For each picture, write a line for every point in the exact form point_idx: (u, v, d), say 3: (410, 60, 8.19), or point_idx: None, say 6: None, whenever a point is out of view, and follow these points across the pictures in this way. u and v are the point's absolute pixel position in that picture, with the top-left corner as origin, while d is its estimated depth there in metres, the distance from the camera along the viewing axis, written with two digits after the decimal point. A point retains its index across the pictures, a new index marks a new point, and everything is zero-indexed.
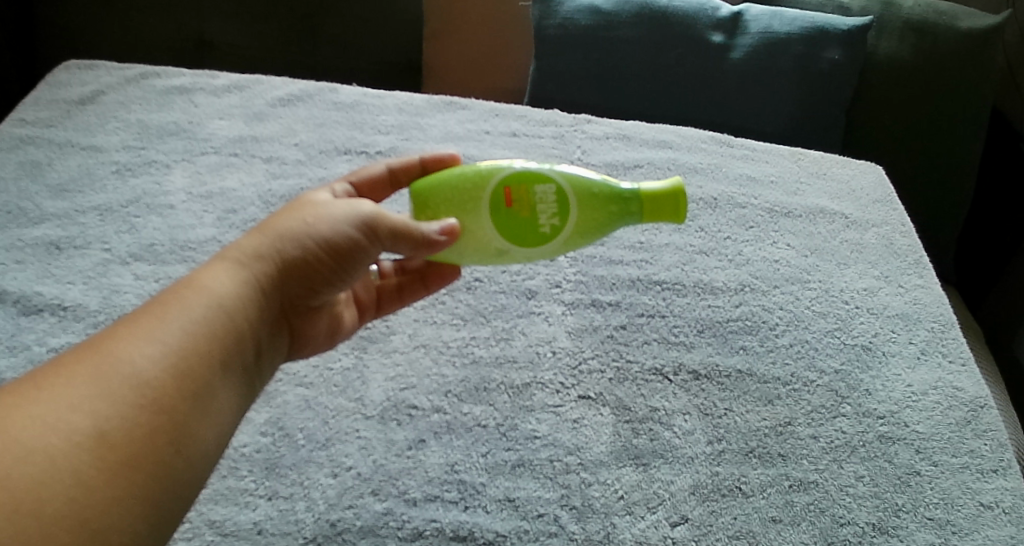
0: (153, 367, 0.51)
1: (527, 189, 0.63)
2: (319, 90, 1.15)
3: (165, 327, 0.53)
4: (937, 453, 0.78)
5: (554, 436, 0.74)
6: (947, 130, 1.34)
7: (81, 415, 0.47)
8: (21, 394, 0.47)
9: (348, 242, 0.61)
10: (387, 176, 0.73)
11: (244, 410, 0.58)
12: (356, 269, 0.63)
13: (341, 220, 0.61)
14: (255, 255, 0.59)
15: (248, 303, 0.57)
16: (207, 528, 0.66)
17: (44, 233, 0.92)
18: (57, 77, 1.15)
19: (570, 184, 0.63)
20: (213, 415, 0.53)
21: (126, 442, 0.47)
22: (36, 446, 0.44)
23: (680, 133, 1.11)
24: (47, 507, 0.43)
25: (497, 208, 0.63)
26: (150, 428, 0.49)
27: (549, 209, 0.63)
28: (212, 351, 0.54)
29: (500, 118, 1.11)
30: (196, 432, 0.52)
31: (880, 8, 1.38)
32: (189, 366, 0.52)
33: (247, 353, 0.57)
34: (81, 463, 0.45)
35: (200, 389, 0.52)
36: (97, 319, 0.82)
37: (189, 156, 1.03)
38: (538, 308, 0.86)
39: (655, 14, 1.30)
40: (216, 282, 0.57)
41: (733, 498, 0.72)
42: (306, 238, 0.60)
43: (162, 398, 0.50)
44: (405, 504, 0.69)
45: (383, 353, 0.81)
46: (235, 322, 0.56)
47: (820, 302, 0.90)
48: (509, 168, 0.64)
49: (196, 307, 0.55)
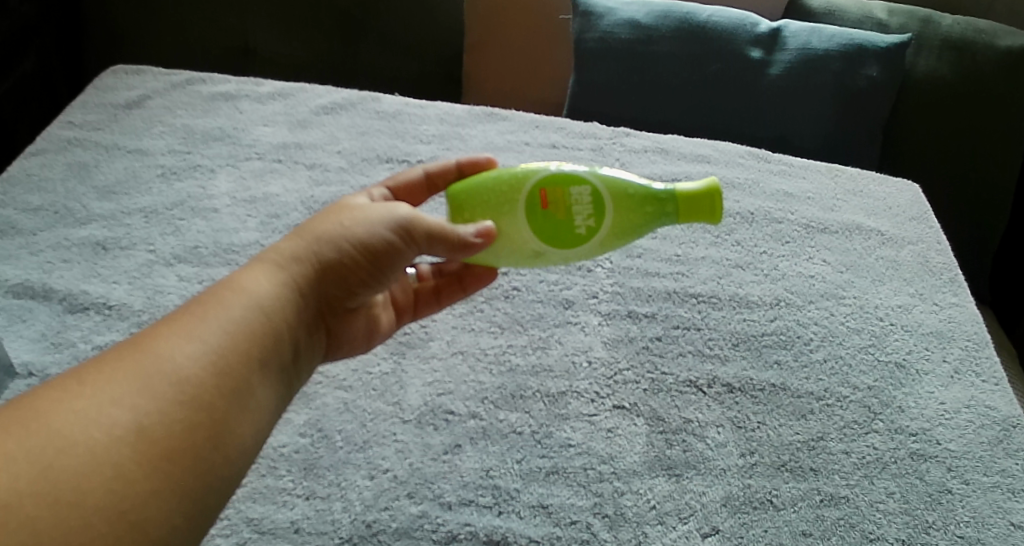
0: (193, 364, 0.52)
1: (563, 190, 0.64)
2: (362, 99, 1.18)
3: (204, 326, 0.55)
4: (968, 472, 0.78)
5: (588, 445, 0.75)
6: (985, 145, 1.33)
7: (122, 410, 0.48)
8: (65, 389, 0.48)
9: (384, 244, 0.63)
10: (424, 180, 0.74)
11: (282, 409, 0.60)
12: (393, 272, 0.65)
13: (378, 224, 0.63)
14: (294, 257, 0.61)
15: (286, 305, 0.59)
16: (245, 525, 0.68)
17: (90, 234, 0.95)
18: (104, 81, 1.18)
19: (606, 185, 0.64)
20: (252, 412, 0.55)
21: (165, 436, 0.49)
22: (77, 440, 0.46)
23: (717, 147, 1.12)
24: (86, 499, 0.44)
25: (533, 209, 0.64)
26: (189, 424, 0.50)
27: (585, 210, 0.64)
28: (250, 349, 0.55)
29: (540, 130, 1.13)
30: (234, 428, 0.53)
31: (919, 25, 1.38)
32: (228, 365, 0.54)
33: (285, 353, 0.59)
34: (122, 456, 0.47)
35: (238, 387, 0.54)
36: (141, 318, 0.85)
37: (234, 161, 1.06)
38: (575, 318, 0.87)
39: (694, 28, 1.31)
40: (255, 283, 0.58)
41: (764, 511, 0.72)
42: (342, 241, 0.62)
43: (200, 394, 0.52)
44: (440, 507, 0.70)
45: (422, 359, 0.82)
46: (274, 322, 0.58)
47: (854, 318, 0.90)
48: (545, 170, 0.65)
49: (235, 307, 0.56)
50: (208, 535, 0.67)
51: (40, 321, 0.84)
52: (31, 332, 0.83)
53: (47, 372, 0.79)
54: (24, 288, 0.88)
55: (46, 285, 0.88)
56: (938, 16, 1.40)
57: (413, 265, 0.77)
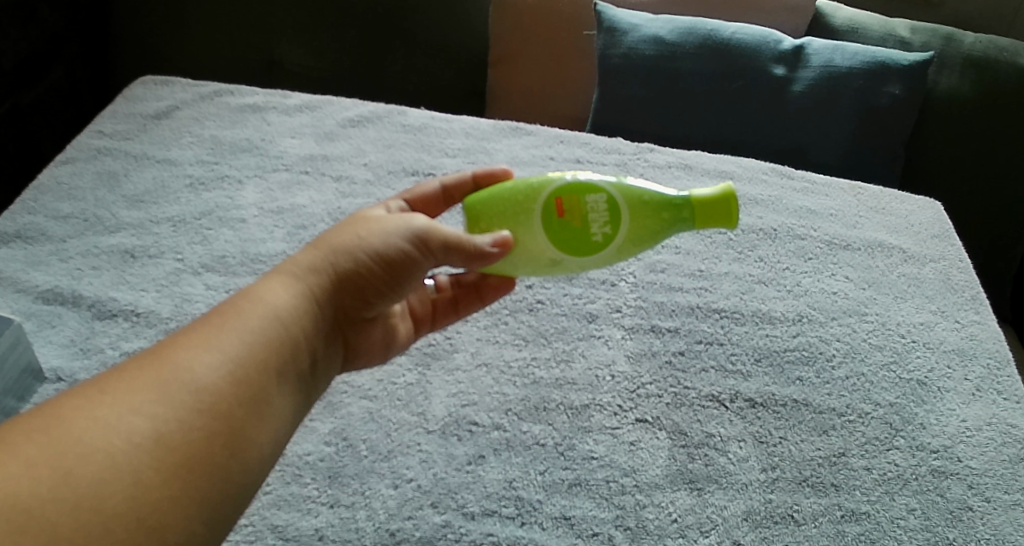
0: (211, 374, 0.53)
1: (578, 199, 0.64)
2: (389, 112, 1.19)
3: (223, 335, 0.55)
4: (989, 489, 0.78)
5: (611, 458, 0.76)
6: (1005, 164, 1.34)
7: (141, 418, 0.49)
8: (86, 396, 0.49)
9: (401, 255, 0.63)
10: (440, 193, 0.76)
11: (298, 419, 0.60)
12: (409, 283, 0.66)
13: (395, 235, 0.64)
14: (310, 268, 0.62)
15: (303, 315, 0.60)
16: (270, 532, 0.69)
17: (119, 242, 0.97)
18: (134, 92, 1.21)
19: (621, 193, 0.65)
20: (269, 422, 0.55)
21: (184, 444, 0.49)
22: (98, 446, 0.47)
23: (741, 164, 1.13)
24: (106, 505, 0.45)
25: (549, 218, 0.65)
26: (207, 432, 0.51)
27: (600, 218, 0.64)
28: (268, 360, 0.56)
29: (565, 145, 1.14)
30: (252, 437, 0.54)
31: (941, 43, 1.39)
32: (246, 375, 0.54)
33: (302, 363, 0.59)
34: (141, 464, 0.47)
35: (256, 396, 0.55)
36: (168, 326, 0.86)
37: (261, 173, 1.07)
38: (599, 332, 0.88)
39: (718, 45, 1.32)
40: (273, 294, 0.59)
41: (786, 526, 0.73)
42: (358, 252, 0.62)
43: (218, 403, 0.52)
44: (463, 517, 0.71)
45: (446, 371, 0.83)
46: (291, 333, 0.58)
47: (877, 335, 0.91)
48: (561, 180, 0.66)
49: (254, 318, 0.57)
50: (234, 540, 0.68)
51: (69, 327, 0.86)
52: (60, 337, 0.85)
53: (75, 376, 0.81)
54: (54, 294, 0.89)
55: (75, 291, 0.90)
56: (961, 34, 1.40)
57: (431, 277, 0.78)
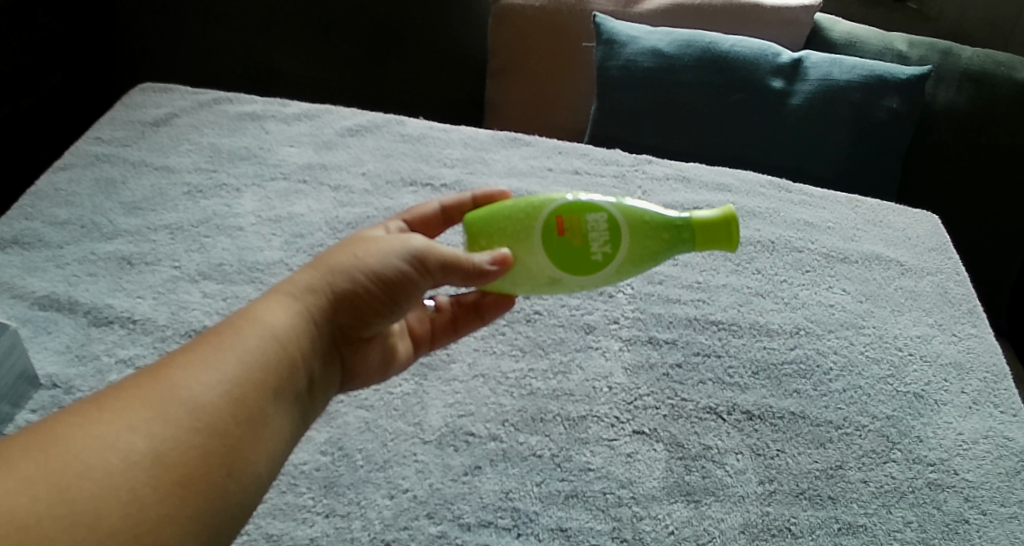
0: (209, 393, 0.53)
1: (579, 218, 0.64)
2: (387, 122, 1.20)
3: (221, 355, 0.55)
4: (985, 502, 0.78)
5: (607, 470, 0.76)
6: (1001, 177, 1.35)
7: (139, 436, 0.49)
8: (83, 414, 0.49)
9: (398, 274, 0.63)
10: (439, 213, 0.76)
11: (297, 437, 0.60)
12: (408, 302, 0.65)
13: (393, 255, 0.63)
14: (308, 288, 0.62)
15: (300, 335, 0.59)
16: (265, 540, 0.69)
17: (116, 249, 0.96)
18: (133, 99, 1.21)
19: (622, 213, 0.65)
20: (267, 440, 0.55)
21: (181, 462, 0.49)
22: (95, 463, 0.46)
23: (738, 176, 1.13)
24: (103, 521, 0.45)
25: (549, 236, 0.65)
26: (204, 450, 0.51)
27: (600, 237, 0.64)
28: (265, 378, 0.56)
29: (563, 156, 1.14)
30: (249, 455, 0.53)
31: (939, 57, 1.39)
32: (243, 393, 0.54)
33: (298, 383, 0.59)
34: (138, 482, 0.47)
35: (254, 414, 0.54)
36: (164, 333, 0.86)
37: (259, 181, 1.07)
38: (596, 343, 0.88)
39: (716, 58, 1.33)
40: (271, 313, 0.59)
41: (782, 538, 0.73)
42: (355, 271, 0.62)
43: (215, 422, 0.52)
44: (460, 528, 0.71)
45: (443, 381, 0.83)
46: (288, 352, 0.58)
47: (874, 347, 0.91)
48: (562, 199, 0.66)
49: (251, 337, 0.57)
50: None
51: (64, 334, 0.86)
52: (56, 343, 0.85)
53: (70, 383, 0.81)
54: (50, 300, 0.89)
55: (71, 297, 0.89)
56: (958, 49, 1.41)
57: (431, 297, 0.78)
